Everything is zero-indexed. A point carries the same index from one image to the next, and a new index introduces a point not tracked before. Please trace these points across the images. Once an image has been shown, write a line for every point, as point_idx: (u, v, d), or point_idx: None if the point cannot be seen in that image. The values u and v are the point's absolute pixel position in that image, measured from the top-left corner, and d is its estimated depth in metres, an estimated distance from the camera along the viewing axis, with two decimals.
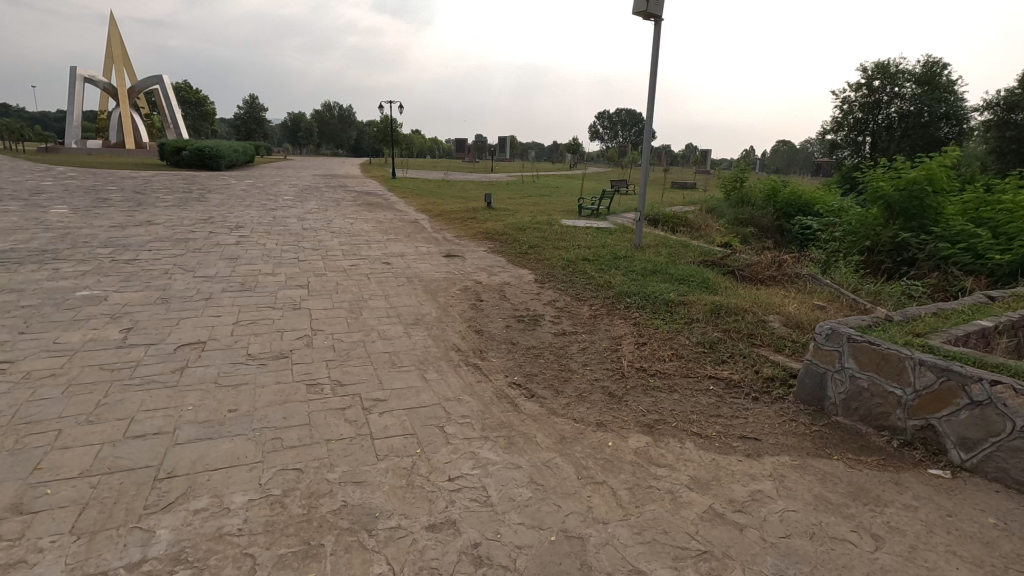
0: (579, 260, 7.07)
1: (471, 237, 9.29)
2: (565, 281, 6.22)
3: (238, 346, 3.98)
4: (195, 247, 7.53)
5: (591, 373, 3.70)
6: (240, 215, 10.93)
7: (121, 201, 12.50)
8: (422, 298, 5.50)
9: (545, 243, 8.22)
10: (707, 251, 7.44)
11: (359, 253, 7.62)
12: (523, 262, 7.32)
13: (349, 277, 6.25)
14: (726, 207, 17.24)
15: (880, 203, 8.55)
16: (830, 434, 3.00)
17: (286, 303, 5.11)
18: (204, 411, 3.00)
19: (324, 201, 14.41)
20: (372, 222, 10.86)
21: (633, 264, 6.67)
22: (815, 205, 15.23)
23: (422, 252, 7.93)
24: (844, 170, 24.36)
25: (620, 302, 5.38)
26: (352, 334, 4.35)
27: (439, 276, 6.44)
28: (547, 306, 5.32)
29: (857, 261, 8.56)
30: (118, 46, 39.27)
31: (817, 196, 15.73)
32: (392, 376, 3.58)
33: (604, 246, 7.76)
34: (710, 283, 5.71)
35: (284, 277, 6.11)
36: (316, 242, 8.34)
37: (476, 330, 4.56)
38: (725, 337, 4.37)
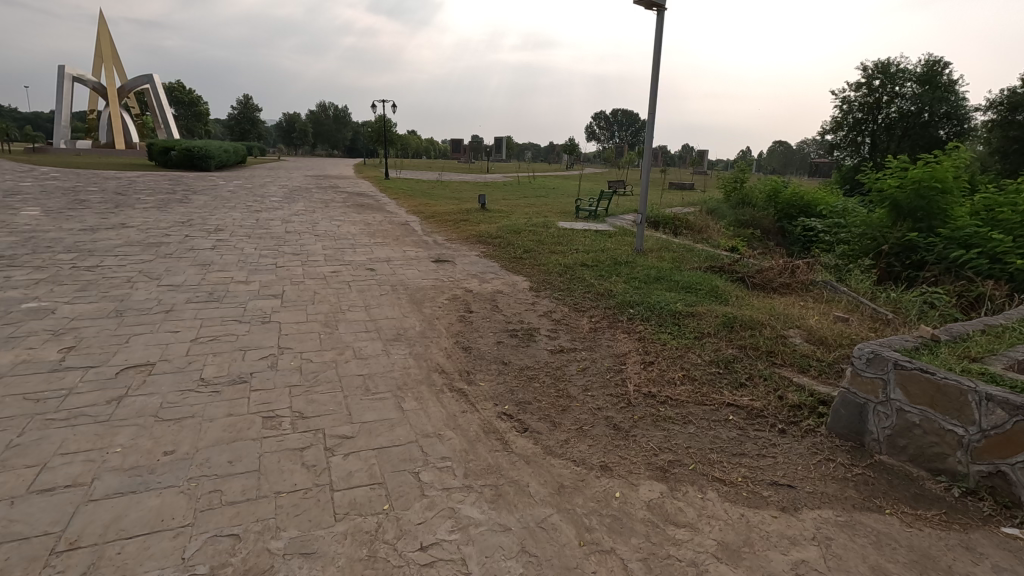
0: (577, 266, 6.62)
1: (463, 240, 8.82)
2: (563, 289, 5.76)
3: (190, 368, 3.50)
4: (166, 252, 7.03)
5: (593, 401, 3.24)
6: (221, 217, 10.41)
7: (98, 202, 11.96)
8: (406, 308, 5.02)
9: (541, 247, 7.76)
10: (713, 256, 7.00)
11: (342, 258, 7.13)
12: (517, 268, 6.86)
13: (328, 286, 5.76)
14: (726, 208, 16.82)
15: (887, 204, 8.14)
16: (876, 478, 2.55)
17: (254, 316, 4.63)
18: (133, 455, 2.51)
19: (312, 202, 13.91)
20: (360, 224, 10.37)
21: (635, 270, 6.22)
22: (817, 206, 14.82)
23: (410, 256, 7.46)
24: (844, 170, 24.01)
25: (623, 314, 4.92)
26: (323, 352, 3.87)
27: (426, 284, 5.96)
28: (543, 318, 4.85)
29: (866, 265, 8.12)
30: (108, 44, 38.67)
31: (820, 197, 15.30)
32: (364, 406, 3.12)
33: (603, 250, 7.30)
34: (719, 292, 5.26)
35: (257, 285, 5.62)
36: (299, 246, 7.86)
37: (463, 347, 4.10)
38: (741, 355, 3.91)
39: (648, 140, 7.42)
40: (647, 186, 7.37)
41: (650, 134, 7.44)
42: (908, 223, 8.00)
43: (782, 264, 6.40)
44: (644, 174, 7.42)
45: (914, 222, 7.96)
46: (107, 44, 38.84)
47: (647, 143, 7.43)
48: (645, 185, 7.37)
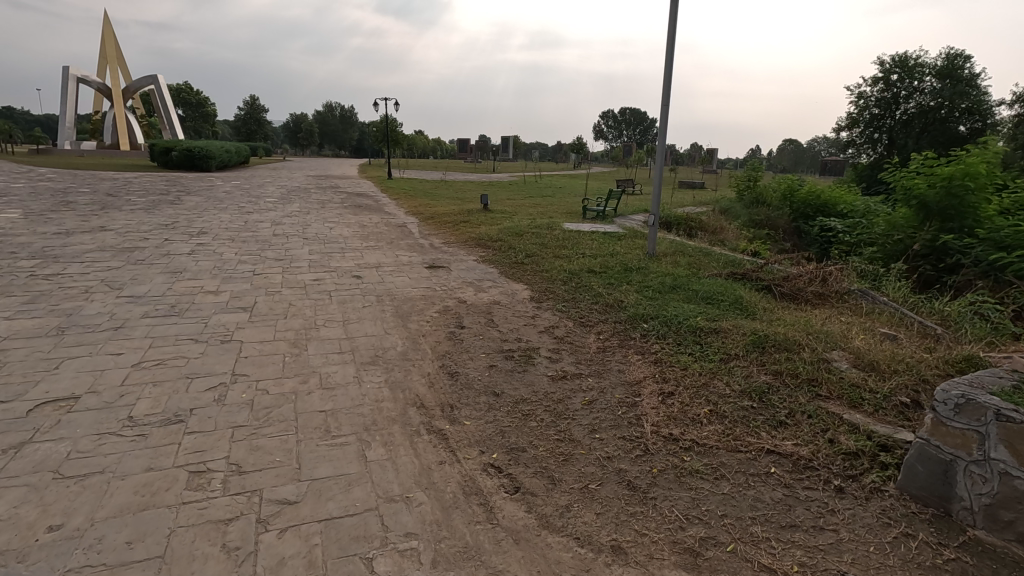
0: (584, 272, 6.02)
1: (462, 244, 8.24)
2: (568, 300, 5.17)
3: (119, 402, 2.93)
4: (138, 258, 6.51)
5: (602, 449, 2.65)
6: (209, 220, 9.91)
7: (85, 204, 11.49)
8: (389, 324, 4.43)
9: (544, 251, 7.17)
10: (734, 261, 6.38)
11: (328, 264, 6.55)
12: (518, 274, 6.28)
13: (306, 296, 5.18)
14: (740, 207, 16.13)
15: (915, 202, 7.49)
16: (975, 567, 1.94)
17: (215, 333, 4.07)
18: (4, 534, 1.94)
19: (308, 203, 13.37)
20: (354, 226, 9.80)
21: (649, 278, 5.62)
22: (836, 206, 14.11)
23: (402, 262, 6.87)
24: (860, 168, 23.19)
25: (636, 330, 4.32)
26: (283, 381, 3.29)
27: (416, 294, 5.37)
28: (545, 336, 4.24)
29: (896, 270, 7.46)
30: (112, 45, 38.52)
31: (839, 196, 14.57)
32: (319, 455, 2.53)
33: (611, 255, 6.67)
34: (745, 304, 4.65)
35: (227, 296, 5.06)
36: (284, 250, 7.30)
37: (449, 373, 3.51)
38: (778, 385, 3.30)
39: (662, 132, 6.77)
40: (660, 184, 6.73)
41: (663, 125, 6.80)
42: (940, 224, 7.30)
43: (810, 270, 5.77)
44: (656, 171, 6.78)
45: (947, 223, 7.26)
46: (111, 45, 38.68)
47: (661, 136, 6.79)
48: (658, 183, 6.72)
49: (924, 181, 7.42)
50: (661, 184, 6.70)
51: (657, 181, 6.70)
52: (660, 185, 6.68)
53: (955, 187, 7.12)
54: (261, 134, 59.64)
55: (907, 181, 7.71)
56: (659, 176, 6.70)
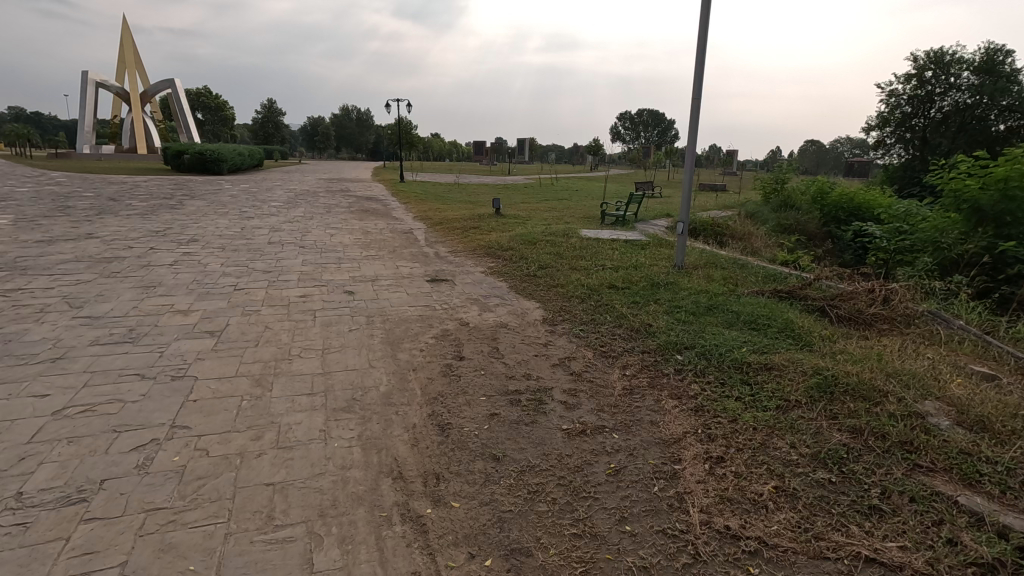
0: (605, 288, 5.31)
1: (469, 252, 7.58)
2: (586, 323, 4.46)
3: (14, 470, 2.30)
4: (114, 270, 5.95)
5: (635, 553, 1.95)
6: (206, 225, 9.40)
7: (82, 209, 11.05)
8: (374, 354, 3.75)
9: (559, 262, 6.47)
10: (775, 275, 5.61)
11: (320, 277, 5.92)
12: (530, 289, 5.59)
13: (288, 317, 4.54)
14: (767, 210, 15.25)
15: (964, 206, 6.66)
16: None
17: (169, 366, 3.44)
18: None
19: (313, 208, 12.82)
20: (357, 233, 9.19)
21: (680, 296, 4.89)
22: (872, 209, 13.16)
23: (402, 274, 6.21)
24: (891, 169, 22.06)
25: (669, 365, 3.60)
26: (231, 437, 2.63)
27: (412, 314, 4.69)
28: (558, 372, 3.53)
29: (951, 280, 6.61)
30: (129, 50, 38.73)
31: (874, 199, 13.61)
32: (250, 561, 1.86)
33: (634, 268, 5.94)
34: (799, 333, 3.89)
35: (197, 318, 4.43)
36: (276, 261, 6.69)
37: (439, 426, 2.82)
38: (860, 449, 2.55)
39: (692, 130, 5.99)
40: (689, 188, 5.96)
41: (693, 123, 6.02)
42: (993, 229, 6.41)
43: (866, 285, 4.99)
44: (685, 173, 6.03)
45: (1002, 228, 6.37)
46: (129, 51, 38.83)
47: (690, 134, 6.02)
48: (687, 187, 5.96)
49: (976, 182, 6.59)
50: (691, 187, 5.93)
51: (686, 185, 5.93)
52: (690, 190, 5.91)
53: (1012, 189, 6.26)
54: (278, 137, 59.84)
55: (955, 182, 6.89)
56: (689, 179, 5.93)
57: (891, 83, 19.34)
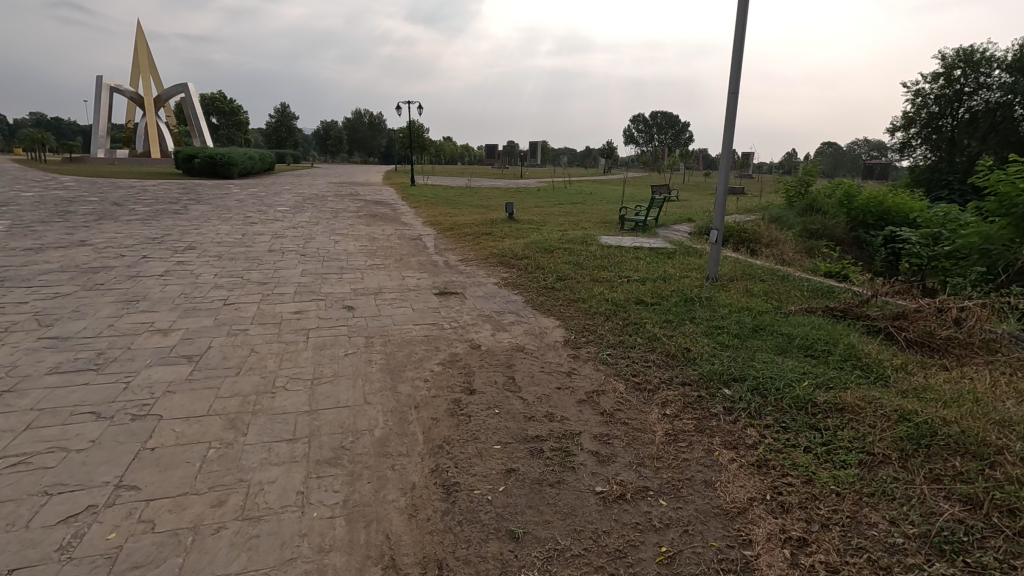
0: (632, 304, 4.75)
1: (479, 261, 7.06)
2: (615, 347, 3.91)
3: None
4: (98, 281, 5.50)
5: None
6: (206, 231, 8.98)
7: (83, 214, 10.71)
8: (371, 387, 3.24)
9: (579, 273, 5.92)
10: (822, 290, 5.01)
11: (319, 290, 5.43)
12: (548, 304, 5.06)
13: (279, 338, 4.04)
14: (791, 213, 14.56)
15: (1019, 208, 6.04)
16: None
17: (132, 402, 2.95)
18: None
19: (320, 213, 12.38)
20: (363, 240, 8.71)
21: (719, 315, 4.32)
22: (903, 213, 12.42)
23: (407, 286, 5.70)
24: (917, 171, 21.16)
25: (716, 404, 3.04)
26: (186, 503, 2.12)
27: (417, 334, 4.18)
28: (586, 410, 2.99)
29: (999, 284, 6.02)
30: (143, 55, 38.87)
31: (907, 202, 12.85)
32: None
33: (662, 280, 5.38)
34: (867, 364, 3.32)
35: (177, 339, 3.95)
36: (274, 271, 6.21)
37: (444, 487, 2.29)
38: (982, 530, 1.98)
39: (728, 130, 5.42)
40: (724, 193, 5.39)
41: (729, 122, 5.44)
42: None
43: (930, 302, 4.38)
44: (720, 176, 5.46)
45: None
46: (143, 55, 38.97)
47: (726, 132, 5.45)
48: (722, 192, 5.39)
49: None
50: (726, 192, 5.36)
51: (721, 190, 5.36)
52: (726, 195, 5.34)
53: None
54: (291, 141, 59.95)
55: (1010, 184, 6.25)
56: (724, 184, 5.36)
57: (919, 82, 18.49)
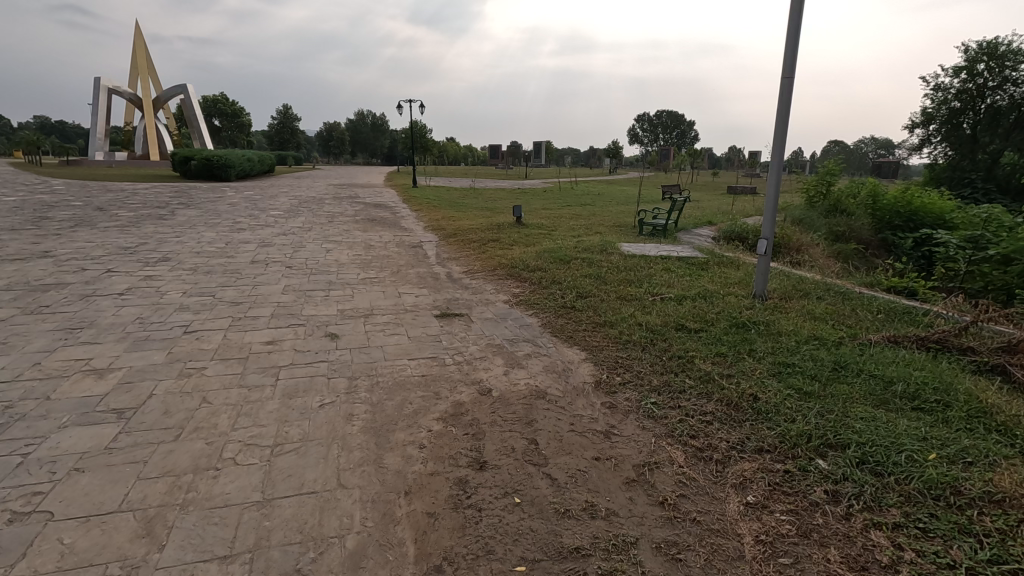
0: (673, 332, 3.94)
1: (483, 274, 6.25)
2: (660, 395, 3.11)
3: None
4: (44, 303, 4.73)
5: None
6: (188, 240, 8.22)
7: (60, 221, 9.97)
8: (348, 460, 2.44)
9: (602, 289, 5.12)
10: (899, 313, 4.17)
11: (300, 313, 4.63)
12: (570, 330, 4.25)
13: (240, 382, 3.24)
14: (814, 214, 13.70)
15: None
16: None
17: (17, 489, 2.15)
18: None
19: (314, 217, 11.58)
20: (357, 249, 7.92)
21: (786, 348, 3.50)
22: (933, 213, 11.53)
23: (404, 306, 4.91)
24: (938, 170, 20.00)
25: (814, 488, 2.24)
26: None
27: (413, 374, 3.38)
28: (639, 498, 2.19)
29: None
30: (141, 56, 38.25)
31: (937, 203, 11.88)
32: None
33: (702, 300, 4.58)
34: (1006, 426, 2.50)
35: (112, 384, 3.15)
36: (252, 288, 5.42)
37: None
38: None
39: (780, 124, 4.58)
40: (774, 197, 4.60)
41: (781, 114, 4.60)
42: None
43: None
44: (770, 177, 4.64)
45: None
46: (141, 57, 38.32)
47: (776, 125, 4.63)
48: (772, 195, 4.60)
49: None
50: (776, 195, 4.57)
51: (771, 193, 4.57)
52: (776, 199, 4.55)
53: None
54: (293, 142, 59.22)
55: None
56: (775, 185, 4.56)
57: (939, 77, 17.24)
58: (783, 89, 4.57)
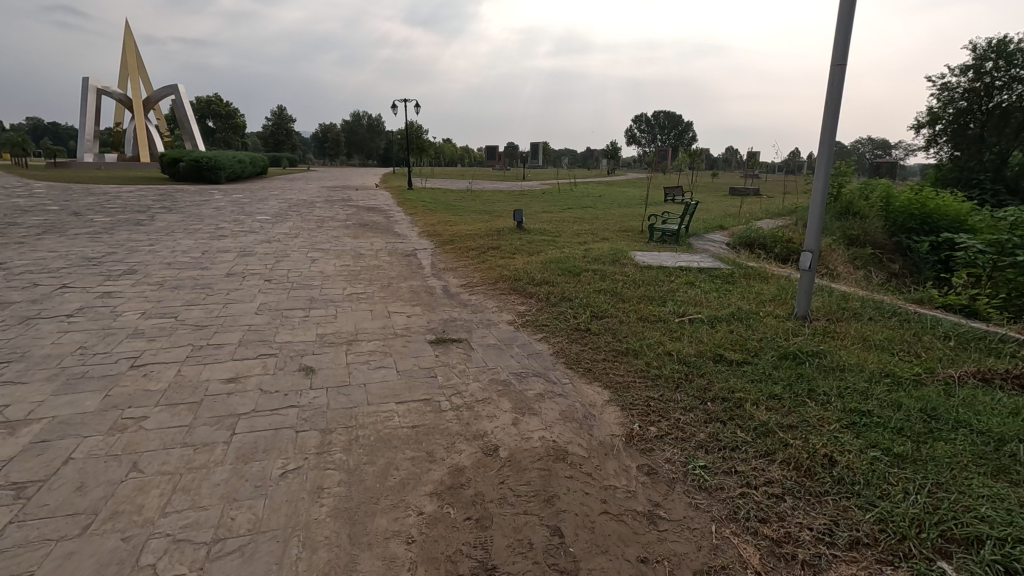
0: (712, 367, 3.33)
1: (483, 288, 5.66)
2: (711, 457, 2.49)
3: None
4: None
5: None
6: (162, 248, 7.57)
7: (29, 228, 9.32)
8: (310, 566, 1.82)
9: (620, 307, 4.51)
10: (974, 340, 3.57)
11: (273, 339, 3.98)
12: (586, 360, 3.63)
13: (185, 439, 2.59)
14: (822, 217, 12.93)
15: None
16: None
17: None
18: None
19: (302, 223, 10.93)
20: (346, 258, 7.32)
21: (854, 390, 2.88)
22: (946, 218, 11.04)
23: (394, 329, 4.29)
24: (938, 172, 18.46)
25: None
26: None
27: (402, 426, 2.75)
28: None
29: None
30: (132, 56, 37.52)
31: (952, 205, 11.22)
32: None
33: (739, 323, 3.98)
34: None
35: (20, 444, 2.50)
36: (222, 308, 4.77)
37: None
38: None
39: (830, 118, 3.98)
40: (820, 204, 4.01)
41: (830, 109, 3.99)
42: None
43: None
44: (816, 181, 4.05)
45: None
46: (133, 57, 37.55)
47: (825, 120, 4.01)
48: (818, 201, 4.02)
49: None
50: (823, 202, 3.98)
51: (818, 199, 3.98)
52: (823, 207, 3.97)
53: None
54: (288, 144, 58.57)
55: None
56: (823, 190, 3.96)
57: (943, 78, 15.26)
58: (832, 79, 3.96)
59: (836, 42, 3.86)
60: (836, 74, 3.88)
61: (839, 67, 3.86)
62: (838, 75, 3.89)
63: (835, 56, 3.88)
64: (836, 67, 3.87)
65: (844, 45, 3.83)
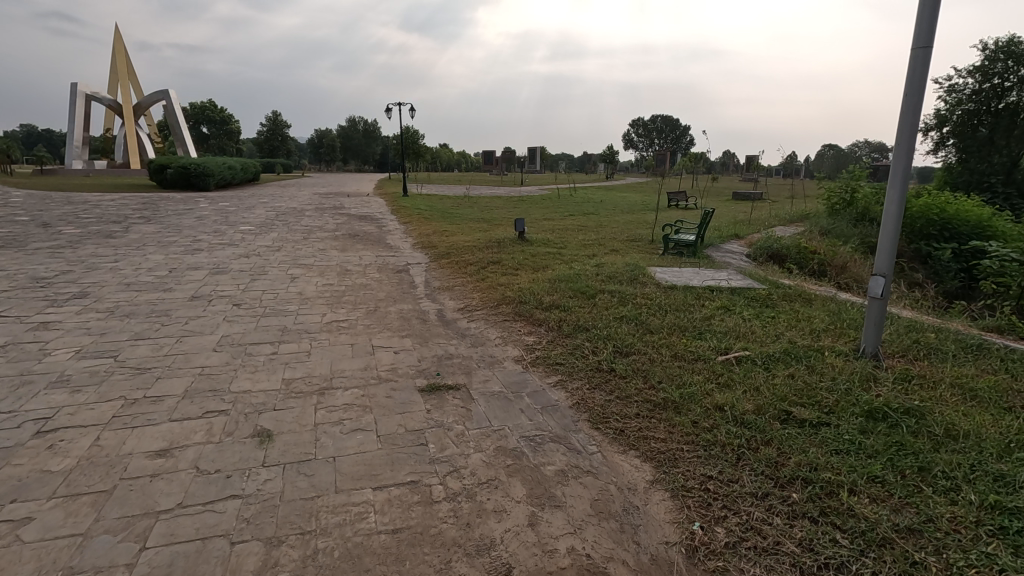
0: (779, 432, 2.57)
1: (483, 312, 4.92)
2: None
3: None
4: None
5: None
6: (127, 265, 6.83)
7: None
8: None
9: (646, 342, 3.76)
10: None
11: (227, 389, 3.23)
12: (613, 417, 2.88)
13: (72, 560, 1.85)
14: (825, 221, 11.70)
15: None
16: None
17: None
18: None
19: (289, 233, 10.19)
20: (331, 275, 6.58)
21: (986, 478, 2.13)
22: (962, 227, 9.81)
23: (378, 371, 3.55)
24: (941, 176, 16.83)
25: None
26: None
27: (378, 531, 2.01)
28: None
29: None
30: (121, 60, 36.74)
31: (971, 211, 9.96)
32: None
33: (798, 366, 3.25)
34: None
35: None
36: (175, 343, 4.02)
37: None
38: None
39: (909, 114, 3.22)
40: (896, 219, 3.26)
41: (910, 102, 3.24)
42: None
43: None
44: (889, 190, 3.33)
45: None
46: (120, 60, 36.68)
47: (902, 117, 3.26)
48: (891, 216, 3.29)
49: None
50: (900, 216, 3.24)
51: (893, 212, 3.25)
52: (899, 222, 3.24)
53: None
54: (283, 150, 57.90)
55: None
56: (899, 202, 3.23)
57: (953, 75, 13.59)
58: (912, 65, 3.23)
59: (920, 20, 3.13)
60: (919, 59, 3.14)
61: (924, 50, 3.12)
62: (922, 59, 3.14)
63: (917, 37, 3.15)
64: (919, 50, 3.14)
65: (931, 22, 3.10)
